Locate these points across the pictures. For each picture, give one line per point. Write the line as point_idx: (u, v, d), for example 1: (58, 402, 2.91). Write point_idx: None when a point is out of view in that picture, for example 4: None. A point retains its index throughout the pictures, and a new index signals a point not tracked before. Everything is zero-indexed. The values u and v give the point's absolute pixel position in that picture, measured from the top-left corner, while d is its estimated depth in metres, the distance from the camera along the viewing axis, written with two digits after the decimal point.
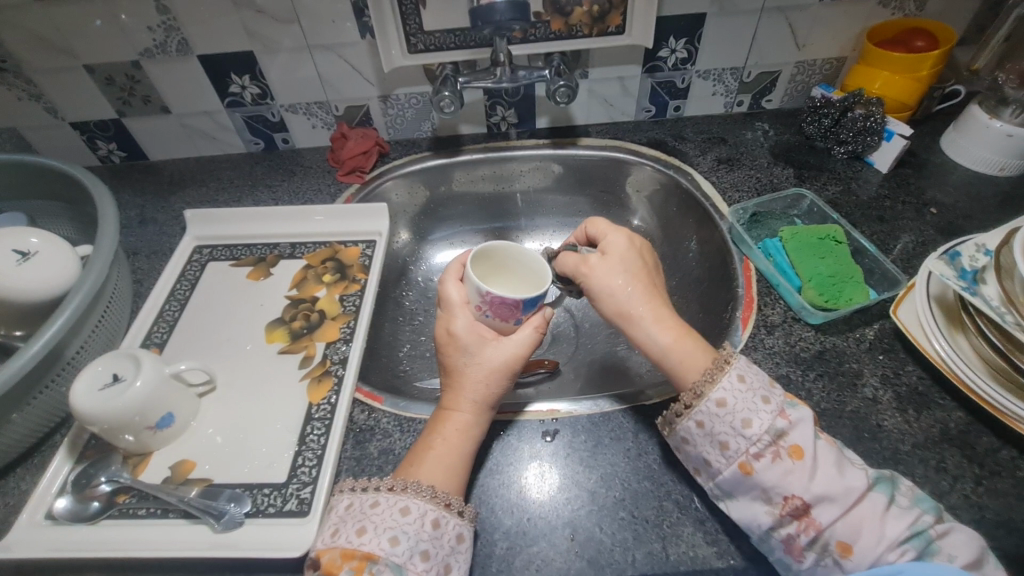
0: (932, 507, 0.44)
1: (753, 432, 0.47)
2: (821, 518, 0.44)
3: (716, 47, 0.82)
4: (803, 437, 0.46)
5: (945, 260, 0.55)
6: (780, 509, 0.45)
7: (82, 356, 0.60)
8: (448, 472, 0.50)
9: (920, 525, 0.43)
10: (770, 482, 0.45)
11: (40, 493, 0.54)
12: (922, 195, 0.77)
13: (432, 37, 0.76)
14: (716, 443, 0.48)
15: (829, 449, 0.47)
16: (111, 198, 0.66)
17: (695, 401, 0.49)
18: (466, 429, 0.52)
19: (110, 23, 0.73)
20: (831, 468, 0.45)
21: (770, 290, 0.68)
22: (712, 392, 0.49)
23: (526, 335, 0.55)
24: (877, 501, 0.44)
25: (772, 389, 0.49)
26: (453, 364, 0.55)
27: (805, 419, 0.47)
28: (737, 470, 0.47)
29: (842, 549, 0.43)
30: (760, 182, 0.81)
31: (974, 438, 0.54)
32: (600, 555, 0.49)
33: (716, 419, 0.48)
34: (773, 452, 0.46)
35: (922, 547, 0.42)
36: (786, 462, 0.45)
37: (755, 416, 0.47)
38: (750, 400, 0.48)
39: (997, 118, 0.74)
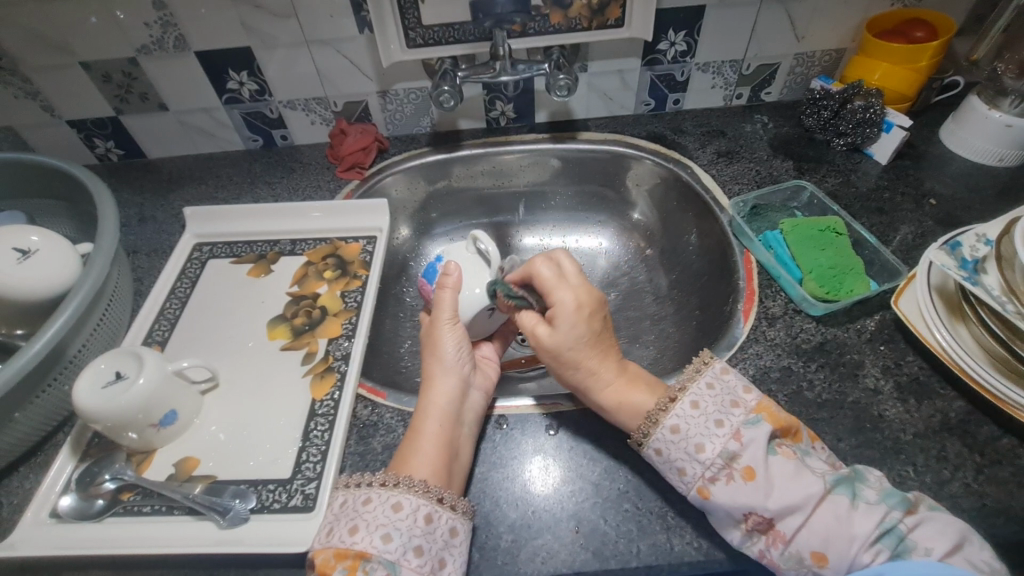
0: (900, 501, 0.44)
1: (705, 457, 0.47)
2: (785, 529, 0.44)
3: (716, 39, 0.82)
4: (754, 456, 0.46)
5: (946, 250, 0.54)
6: (745, 526, 0.46)
7: (84, 355, 0.60)
8: (431, 458, 0.50)
9: (889, 521, 0.43)
10: (728, 504, 0.46)
11: (45, 492, 0.54)
12: (921, 186, 0.77)
13: (431, 32, 0.76)
14: (675, 469, 0.49)
15: (785, 462, 0.46)
16: (110, 196, 0.66)
17: (650, 429, 0.50)
18: (433, 408, 0.54)
19: (107, 20, 0.72)
20: (785, 480, 0.45)
21: (770, 283, 0.68)
22: (667, 418, 0.50)
23: (449, 302, 0.61)
24: (839, 503, 0.44)
25: (735, 407, 0.49)
26: (426, 356, 0.59)
27: (758, 438, 0.47)
28: (696, 494, 0.47)
29: (817, 558, 0.43)
30: (760, 174, 0.81)
31: (975, 428, 0.54)
32: (604, 547, 0.49)
33: (693, 421, 0.49)
34: (726, 474, 0.46)
35: (895, 546, 0.42)
36: (738, 484, 0.46)
37: (707, 440, 0.48)
38: (701, 425, 0.49)
39: (996, 108, 0.74)
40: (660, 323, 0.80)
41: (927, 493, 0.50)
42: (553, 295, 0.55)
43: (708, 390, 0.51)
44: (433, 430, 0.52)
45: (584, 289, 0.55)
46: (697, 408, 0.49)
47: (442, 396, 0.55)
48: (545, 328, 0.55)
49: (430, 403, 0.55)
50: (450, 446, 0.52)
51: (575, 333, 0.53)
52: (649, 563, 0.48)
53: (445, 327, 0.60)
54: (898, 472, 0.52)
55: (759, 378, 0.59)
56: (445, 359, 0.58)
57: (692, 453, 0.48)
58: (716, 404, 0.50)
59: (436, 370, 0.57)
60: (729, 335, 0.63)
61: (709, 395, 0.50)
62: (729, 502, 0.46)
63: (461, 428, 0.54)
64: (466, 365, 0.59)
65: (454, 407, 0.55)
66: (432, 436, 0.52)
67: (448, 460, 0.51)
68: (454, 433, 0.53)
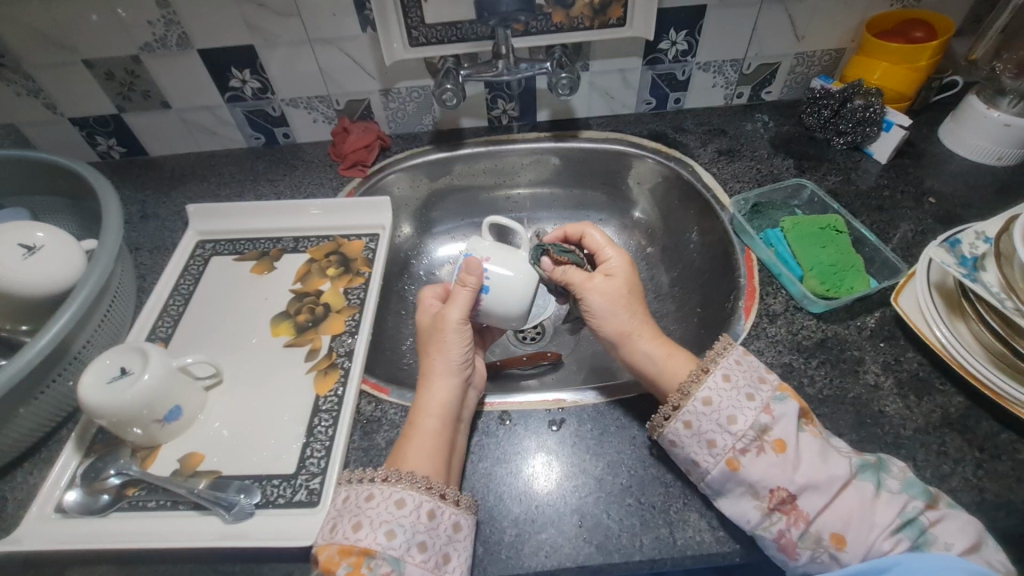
0: (923, 493, 0.45)
1: (737, 428, 0.48)
2: (807, 509, 0.45)
3: (717, 38, 0.82)
4: (786, 431, 0.47)
5: (945, 248, 0.55)
6: (767, 504, 0.46)
7: (88, 351, 0.60)
8: (432, 455, 0.50)
9: (911, 512, 0.44)
10: (756, 476, 0.46)
11: (50, 487, 0.54)
12: (920, 184, 0.78)
13: (434, 30, 0.76)
14: (704, 442, 0.49)
15: (813, 439, 0.48)
16: (114, 193, 0.66)
17: (683, 400, 0.50)
18: (441, 407, 0.54)
19: (111, 17, 0.72)
20: (814, 458, 0.46)
21: (771, 280, 0.68)
22: (698, 390, 0.50)
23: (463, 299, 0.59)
24: (863, 489, 0.45)
25: (763, 383, 0.50)
26: (431, 350, 0.58)
27: (789, 413, 0.48)
28: (725, 467, 0.47)
29: (836, 541, 0.44)
30: (760, 173, 0.82)
31: (974, 423, 0.55)
32: (607, 541, 0.50)
33: (705, 416, 0.49)
34: (757, 446, 0.47)
35: (915, 536, 0.43)
36: (770, 456, 0.47)
37: (740, 412, 0.49)
38: (734, 398, 0.49)
39: (995, 107, 0.75)
40: (662, 321, 0.80)
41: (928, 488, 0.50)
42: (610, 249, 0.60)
43: (737, 365, 0.51)
44: (435, 430, 0.52)
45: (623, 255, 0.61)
46: (729, 381, 0.50)
47: (443, 395, 0.54)
48: (600, 277, 0.58)
49: (431, 400, 0.54)
50: (450, 445, 0.52)
51: (627, 281, 0.58)
52: (653, 557, 0.49)
53: (452, 328, 0.58)
54: None
55: None
56: (450, 358, 0.56)
57: (723, 424, 0.48)
58: (746, 378, 0.51)
59: (437, 367, 0.56)
60: (730, 332, 0.64)
61: (727, 389, 0.50)
62: (759, 475, 0.46)
63: (458, 426, 0.55)
64: (470, 367, 0.57)
65: (455, 407, 0.54)
66: (434, 434, 0.52)
67: (448, 458, 0.51)
68: (452, 433, 0.53)
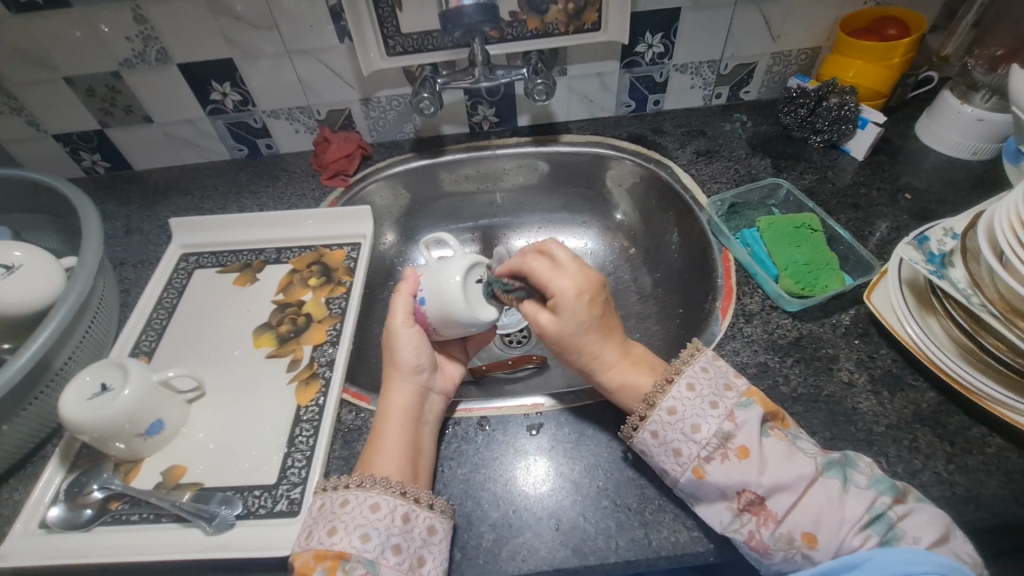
0: (890, 488, 0.46)
1: (702, 437, 0.48)
2: (776, 509, 0.45)
3: (692, 40, 0.83)
4: (750, 436, 0.48)
5: (914, 244, 0.56)
6: (737, 505, 0.47)
7: (71, 367, 0.61)
8: (397, 456, 0.51)
9: (878, 507, 0.44)
10: (722, 482, 0.47)
11: (34, 502, 0.55)
12: (896, 181, 0.78)
13: (411, 39, 0.77)
14: (671, 451, 0.49)
15: (778, 443, 0.48)
16: (95, 210, 0.67)
17: (648, 412, 0.51)
18: (403, 412, 0.55)
19: (89, 34, 0.73)
20: (779, 459, 0.47)
21: (748, 280, 0.69)
22: (663, 400, 0.50)
23: (401, 305, 0.59)
24: (830, 486, 0.46)
25: (729, 390, 0.51)
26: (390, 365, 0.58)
27: (753, 419, 0.48)
28: (692, 475, 0.48)
29: (808, 541, 0.44)
30: (738, 173, 0.82)
31: (946, 418, 0.55)
32: (583, 543, 0.50)
33: (670, 426, 0.50)
34: (722, 454, 0.48)
35: (884, 532, 0.44)
36: (734, 462, 0.47)
37: (703, 420, 0.49)
38: (698, 406, 0.50)
39: (968, 103, 0.76)
40: (644, 322, 0.81)
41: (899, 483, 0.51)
42: (552, 284, 0.52)
43: (703, 372, 0.52)
44: (398, 431, 0.53)
45: (585, 273, 0.53)
46: (693, 390, 0.51)
47: (405, 401, 0.56)
48: (549, 314, 0.54)
49: (391, 404, 0.56)
50: (416, 446, 0.53)
51: (578, 326, 0.52)
52: (628, 558, 0.49)
53: (400, 331, 0.59)
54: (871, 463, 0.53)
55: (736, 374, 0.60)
56: (402, 364, 0.58)
57: (688, 433, 0.49)
58: (711, 386, 0.51)
59: (392, 373, 0.58)
60: (707, 333, 0.64)
61: (692, 398, 0.50)
62: (724, 480, 0.47)
63: (423, 427, 0.56)
64: (425, 368, 0.58)
65: (415, 408, 0.56)
66: (395, 435, 0.53)
67: (414, 457, 0.52)
68: (417, 433, 0.55)
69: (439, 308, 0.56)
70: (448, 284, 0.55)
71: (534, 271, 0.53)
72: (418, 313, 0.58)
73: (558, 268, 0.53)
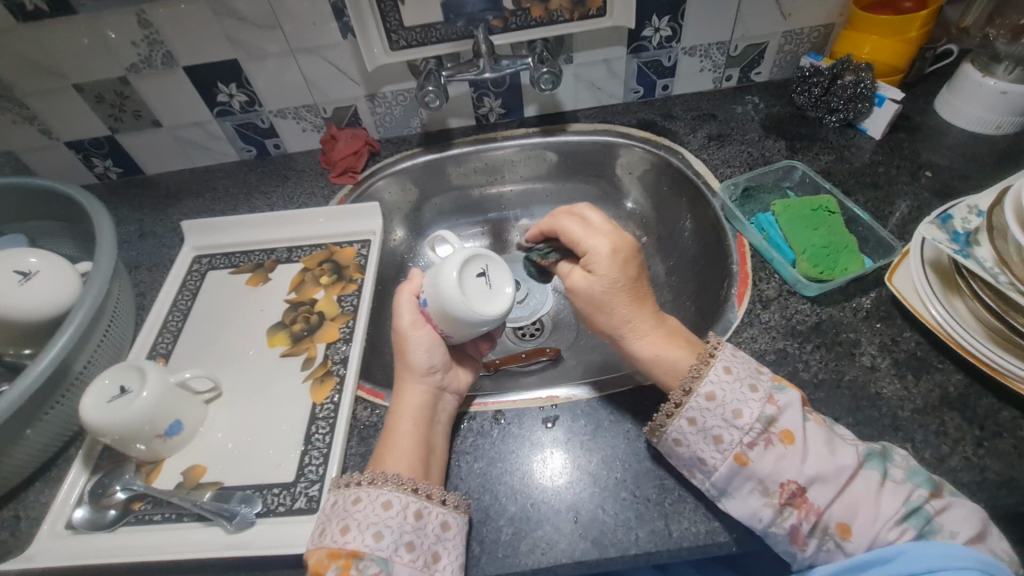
0: (927, 481, 0.45)
1: (744, 422, 0.47)
2: (818, 501, 0.44)
3: (701, 22, 0.81)
4: (793, 421, 0.47)
5: (937, 224, 0.54)
6: (779, 499, 0.45)
7: (90, 370, 0.62)
8: (409, 455, 0.51)
9: (915, 501, 0.44)
10: (767, 472, 0.46)
11: (60, 504, 0.56)
12: (916, 158, 0.76)
13: (414, 33, 0.77)
14: (710, 438, 0.48)
15: (819, 429, 0.47)
16: (107, 215, 0.67)
17: (684, 398, 0.49)
18: (412, 409, 0.55)
19: (97, 40, 0.73)
20: (822, 449, 0.45)
21: (764, 265, 0.68)
22: (701, 385, 0.49)
23: (406, 305, 0.58)
24: (870, 477, 0.45)
25: (761, 373, 0.50)
26: (399, 370, 0.58)
27: (793, 403, 0.47)
28: (732, 463, 0.47)
29: (841, 531, 0.44)
30: (751, 156, 0.80)
31: (974, 401, 0.54)
32: (603, 535, 0.50)
33: (709, 412, 0.48)
34: (765, 440, 0.46)
35: (921, 525, 0.43)
36: (778, 448, 0.46)
37: (745, 405, 0.47)
38: (737, 390, 0.48)
39: (990, 75, 0.73)
40: (659, 311, 0.80)
41: (927, 469, 0.50)
42: (584, 242, 0.54)
43: (735, 357, 0.50)
44: (409, 430, 0.53)
45: (618, 235, 0.54)
46: (731, 373, 0.49)
47: (415, 400, 0.55)
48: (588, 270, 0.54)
49: (404, 403, 0.55)
50: (426, 445, 0.53)
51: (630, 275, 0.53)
52: (648, 550, 0.49)
53: (409, 334, 0.58)
54: (897, 449, 0.51)
55: (754, 361, 0.59)
56: (414, 365, 0.57)
57: (728, 419, 0.47)
58: (747, 369, 0.50)
59: (406, 373, 0.57)
60: (723, 321, 0.63)
61: (728, 381, 0.49)
62: (769, 470, 0.45)
63: (435, 428, 0.55)
64: (438, 369, 0.57)
65: (427, 410, 0.55)
66: (409, 433, 0.53)
67: (426, 456, 0.52)
68: (428, 433, 0.54)
69: (441, 305, 0.54)
70: (444, 281, 0.54)
71: (568, 225, 0.56)
72: (424, 312, 0.58)
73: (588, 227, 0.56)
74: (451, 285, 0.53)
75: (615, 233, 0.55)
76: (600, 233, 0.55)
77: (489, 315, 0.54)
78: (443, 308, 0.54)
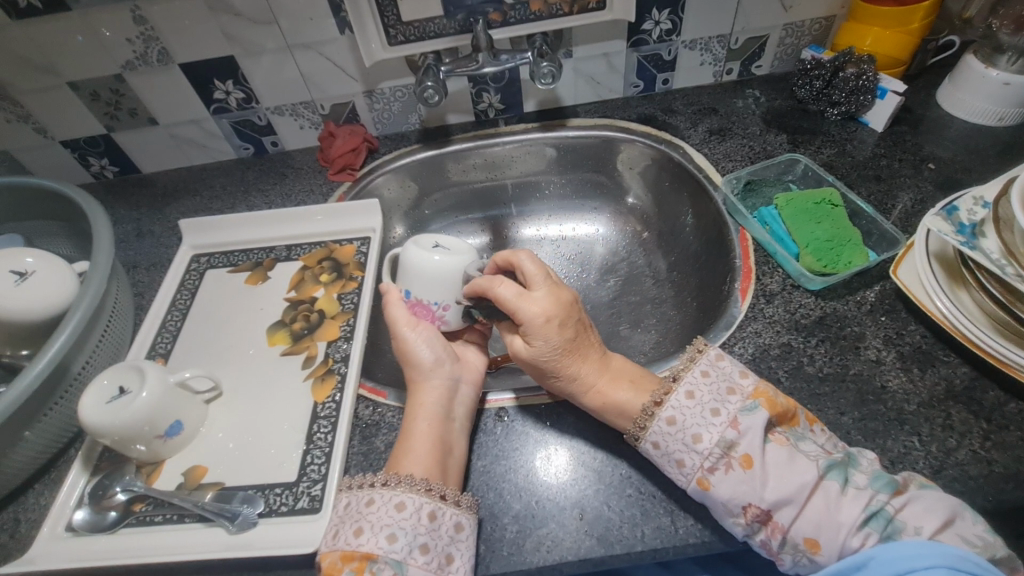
0: (888, 484, 0.44)
1: (703, 447, 0.47)
2: (782, 520, 0.44)
3: (701, 16, 0.80)
4: (751, 444, 0.46)
5: (943, 215, 0.54)
6: (745, 519, 0.45)
7: (89, 371, 0.61)
8: (426, 453, 0.51)
9: (875, 506, 0.43)
10: (728, 495, 0.45)
11: (60, 506, 0.55)
12: (919, 151, 0.75)
13: (412, 28, 0.76)
14: (674, 462, 0.48)
15: (779, 449, 0.46)
16: (104, 214, 0.66)
17: (642, 431, 0.50)
18: (426, 408, 0.55)
19: (91, 38, 0.72)
20: (781, 469, 0.45)
21: (767, 259, 0.67)
22: (662, 411, 0.49)
23: (397, 311, 0.60)
24: (831, 490, 0.44)
25: (731, 395, 0.49)
26: (410, 376, 0.59)
27: (756, 424, 0.47)
28: (696, 486, 0.47)
29: (810, 546, 0.44)
30: (753, 150, 0.80)
31: (980, 394, 0.53)
32: (608, 532, 0.49)
33: (671, 437, 0.48)
34: (725, 463, 0.46)
35: (883, 529, 0.43)
36: (738, 472, 0.45)
37: (704, 430, 0.47)
38: (698, 415, 0.48)
39: (993, 66, 0.72)
40: (661, 307, 0.79)
41: (934, 462, 0.50)
42: (521, 311, 0.53)
43: (702, 379, 0.50)
44: (425, 429, 0.53)
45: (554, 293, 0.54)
46: (693, 398, 0.49)
47: (429, 398, 0.55)
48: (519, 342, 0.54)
49: (418, 404, 0.55)
50: (443, 441, 0.52)
51: (565, 339, 0.52)
52: (654, 546, 0.49)
53: (410, 335, 0.59)
54: (904, 443, 0.51)
55: (758, 356, 0.59)
56: (422, 363, 0.58)
57: (688, 444, 0.47)
58: (711, 393, 0.49)
59: (417, 375, 0.58)
60: (727, 316, 0.62)
61: (705, 383, 0.50)
62: (728, 494, 0.45)
63: (453, 424, 0.54)
64: (445, 361, 0.59)
65: (443, 406, 0.55)
66: (427, 432, 0.53)
67: (444, 454, 0.51)
68: (447, 430, 0.54)
69: (430, 278, 0.59)
70: (422, 258, 0.58)
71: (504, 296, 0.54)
72: (416, 305, 0.61)
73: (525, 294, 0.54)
74: (422, 258, 0.58)
75: (551, 291, 0.54)
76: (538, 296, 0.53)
77: (462, 263, 0.59)
78: (434, 276, 0.58)
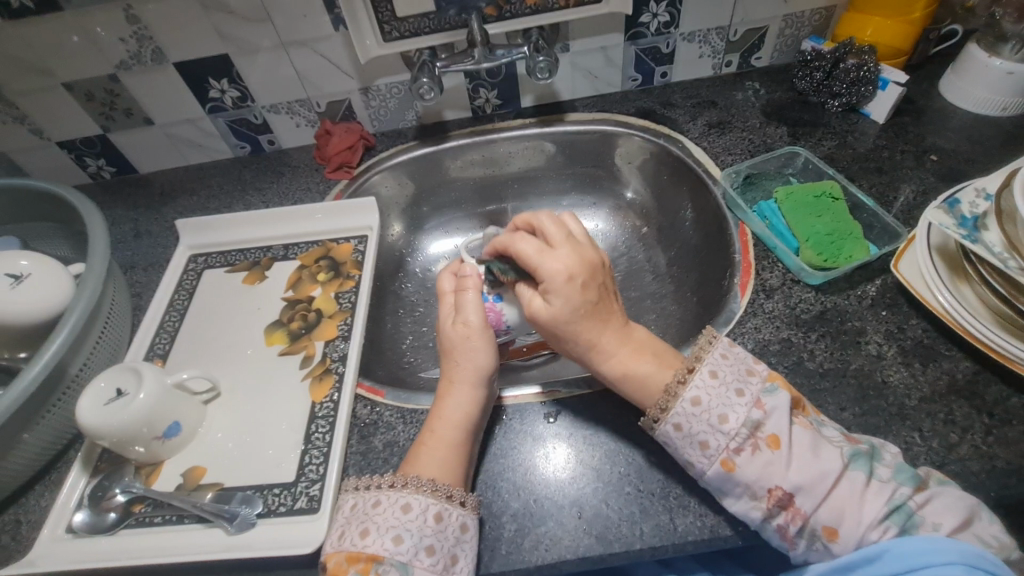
0: (912, 478, 0.44)
1: (729, 428, 0.46)
2: (805, 506, 0.43)
3: (699, 8, 0.79)
4: (778, 425, 0.46)
5: (944, 208, 0.53)
6: (766, 503, 0.44)
7: (87, 372, 0.61)
8: (448, 465, 0.50)
9: (899, 497, 0.43)
10: (753, 476, 0.45)
11: (61, 507, 0.56)
12: (921, 142, 0.75)
13: (406, 24, 0.75)
14: (696, 444, 0.47)
15: (804, 432, 0.46)
16: (100, 215, 0.66)
17: (671, 401, 0.48)
18: (464, 422, 0.52)
19: (86, 38, 0.72)
20: (806, 453, 0.45)
21: (767, 254, 0.67)
22: (686, 390, 0.48)
23: (446, 309, 0.59)
24: (856, 479, 0.44)
25: (752, 376, 0.49)
26: (448, 372, 0.56)
27: (781, 406, 0.47)
28: (719, 468, 0.46)
29: (829, 533, 0.43)
30: (752, 143, 0.79)
31: (983, 388, 0.53)
32: (607, 530, 0.49)
33: (694, 417, 0.47)
34: (752, 445, 0.46)
35: (903, 522, 0.42)
36: (765, 453, 0.45)
37: (730, 410, 0.47)
38: (723, 395, 0.47)
39: (997, 55, 0.71)
40: (661, 302, 0.79)
41: (936, 458, 0.49)
42: (538, 265, 0.51)
43: (723, 360, 0.50)
44: (454, 441, 0.51)
45: (578, 255, 0.51)
46: (716, 378, 0.48)
47: (464, 404, 0.53)
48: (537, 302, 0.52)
49: (450, 409, 0.53)
50: (467, 454, 0.51)
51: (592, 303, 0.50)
52: (653, 544, 0.48)
53: (455, 331, 0.57)
54: (905, 438, 0.51)
55: (758, 351, 0.58)
56: (465, 362, 0.55)
57: (714, 424, 0.47)
58: (734, 373, 0.49)
59: (456, 372, 0.55)
60: (726, 312, 0.62)
61: (727, 364, 0.49)
62: (755, 474, 0.45)
63: (478, 433, 0.53)
64: (495, 373, 0.56)
65: (474, 414, 0.53)
66: (447, 441, 0.51)
67: (464, 464, 0.51)
68: (473, 441, 0.53)
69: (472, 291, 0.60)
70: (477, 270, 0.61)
71: (521, 248, 0.53)
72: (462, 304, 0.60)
73: (544, 248, 0.52)
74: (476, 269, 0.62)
75: (573, 247, 0.52)
76: (560, 252, 0.51)
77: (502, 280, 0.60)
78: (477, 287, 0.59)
